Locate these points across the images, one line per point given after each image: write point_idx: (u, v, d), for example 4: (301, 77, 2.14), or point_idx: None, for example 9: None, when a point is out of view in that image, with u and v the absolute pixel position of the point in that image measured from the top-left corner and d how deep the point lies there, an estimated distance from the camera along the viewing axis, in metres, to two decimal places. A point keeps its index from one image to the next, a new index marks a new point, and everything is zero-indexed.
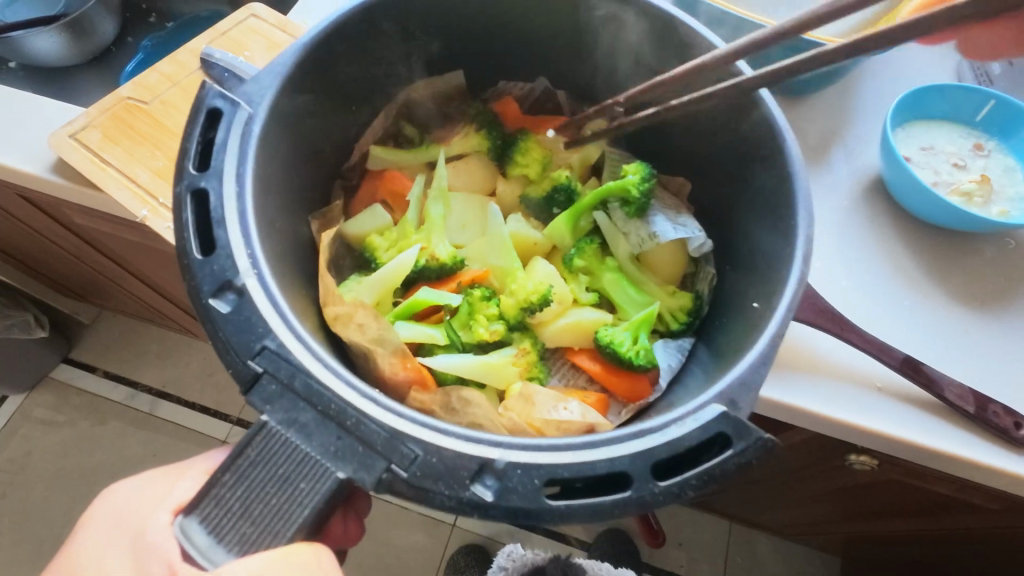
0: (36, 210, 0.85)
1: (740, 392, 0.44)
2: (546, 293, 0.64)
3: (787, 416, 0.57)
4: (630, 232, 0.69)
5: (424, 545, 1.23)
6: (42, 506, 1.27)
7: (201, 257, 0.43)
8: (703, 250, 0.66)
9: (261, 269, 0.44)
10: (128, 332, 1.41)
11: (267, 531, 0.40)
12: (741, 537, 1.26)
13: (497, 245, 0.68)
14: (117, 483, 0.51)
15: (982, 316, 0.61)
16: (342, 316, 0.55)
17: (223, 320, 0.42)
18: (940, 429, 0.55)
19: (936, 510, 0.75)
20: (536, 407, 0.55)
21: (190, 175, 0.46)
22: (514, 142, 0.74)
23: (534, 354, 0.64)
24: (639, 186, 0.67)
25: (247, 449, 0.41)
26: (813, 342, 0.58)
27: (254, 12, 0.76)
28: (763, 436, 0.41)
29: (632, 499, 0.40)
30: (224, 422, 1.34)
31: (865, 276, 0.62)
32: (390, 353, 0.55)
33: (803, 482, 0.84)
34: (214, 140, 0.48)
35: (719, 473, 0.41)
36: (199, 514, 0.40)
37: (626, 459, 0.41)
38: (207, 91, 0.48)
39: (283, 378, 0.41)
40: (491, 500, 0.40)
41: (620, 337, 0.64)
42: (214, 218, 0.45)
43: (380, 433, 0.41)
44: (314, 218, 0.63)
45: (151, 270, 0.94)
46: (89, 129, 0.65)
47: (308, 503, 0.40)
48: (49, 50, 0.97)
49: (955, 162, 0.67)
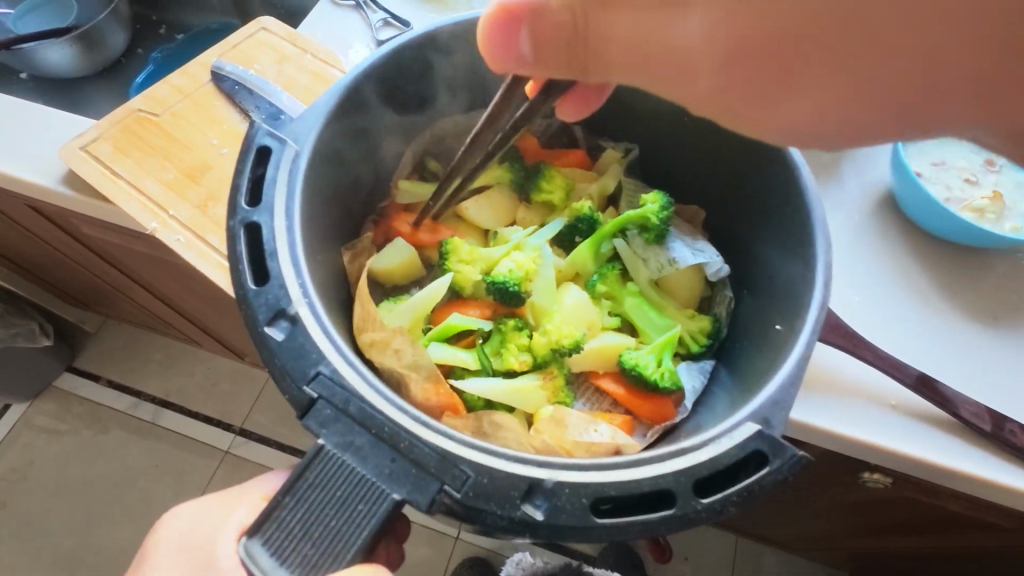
0: (45, 220, 0.85)
1: (772, 411, 0.45)
2: (578, 341, 0.63)
3: (798, 433, 0.56)
4: (650, 258, 0.70)
5: (426, 557, 1.22)
6: (43, 515, 1.26)
7: (256, 286, 0.45)
8: (720, 275, 0.68)
9: (312, 297, 0.45)
10: (133, 341, 1.41)
11: (326, 553, 0.39)
12: (748, 551, 1.25)
13: (544, 284, 0.67)
14: (177, 507, 0.53)
15: (996, 332, 0.61)
16: (379, 342, 0.55)
17: (278, 347, 0.43)
18: (955, 448, 0.54)
19: (947, 528, 0.74)
20: (567, 429, 0.55)
21: (243, 210, 0.48)
22: (536, 170, 0.73)
23: (560, 378, 0.63)
24: (658, 214, 0.68)
25: (307, 472, 0.41)
26: (831, 360, 0.58)
27: (265, 25, 0.77)
28: (799, 453, 0.42)
29: (677, 516, 0.41)
30: (227, 432, 1.33)
31: (878, 293, 0.62)
32: (423, 379, 0.55)
33: (812, 498, 0.83)
34: (263, 176, 0.50)
35: (759, 488, 0.42)
36: (262, 536, 0.40)
37: (670, 476, 0.42)
38: (256, 131, 0.52)
39: (338, 403, 0.42)
40: (541, 519, 0.40)
41: (645, 359, 0.63)
42: (267, 250, 0.47)
43: (432, 455, 0.41)
44: (345, 250, 0.63)
45: (158, 280, 0.94)
46: (100, 141, 0.66)
47: (366, 524, 0.40)
48: (60, 62, 0.97)
49: (966, 177, 0.67)
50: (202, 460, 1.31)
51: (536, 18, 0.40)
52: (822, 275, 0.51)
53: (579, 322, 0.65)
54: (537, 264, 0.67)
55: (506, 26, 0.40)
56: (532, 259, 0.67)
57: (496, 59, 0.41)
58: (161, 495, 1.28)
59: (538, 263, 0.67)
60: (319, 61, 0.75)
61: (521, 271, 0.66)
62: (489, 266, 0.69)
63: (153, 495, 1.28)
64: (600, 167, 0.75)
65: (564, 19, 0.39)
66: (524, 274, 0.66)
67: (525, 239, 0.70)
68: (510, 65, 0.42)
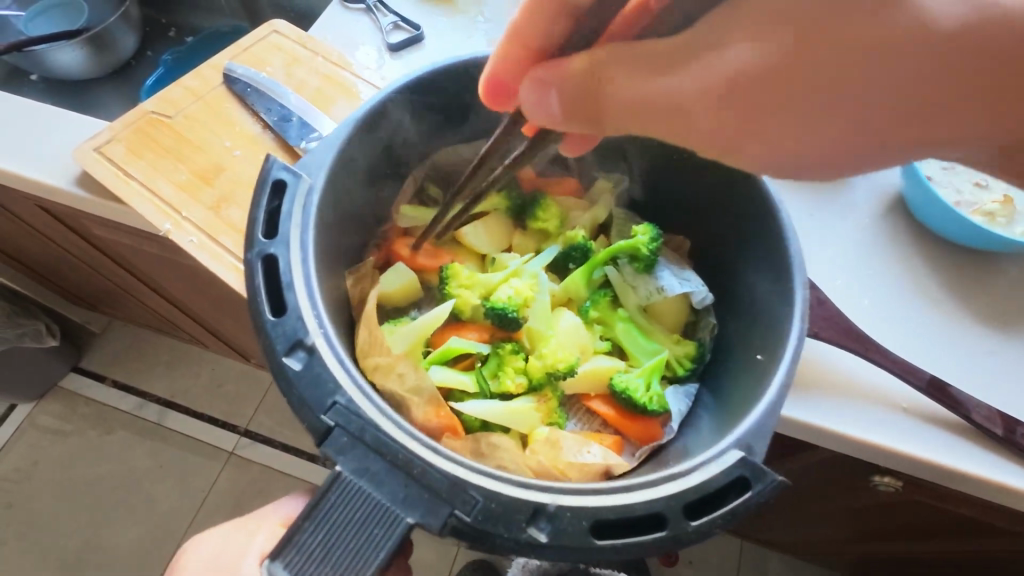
0: (56, 221, 0.85)
1: (755, 438, 0.46)
2: (573, 365, 0.63)
3: (807, 435, 0.56)
4: (639, 285, 0.70)
5: (431, 559, 1.22)
6: (49, 515, 1.26)
7: (274, 317, 0.45)
8: (705, 303, 0.67)
9: (328, 328, 0.46)
10: (139, 341, 1.42)
11: (348, 574, 0.39)
12: (752, 555, 1.25)
13: (540, 309, 0.68)
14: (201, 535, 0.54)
15: (1007, 337, 0.61)
16: (383, 366, 0.55)
17: (296, 377, 0.44)
18: (969, 452, 0.54)
19: (956, 533, 0.74)
20: (563, 450, 0.55)
21: (260, 242, 0.49)
22: (531, 201, 0.73)
23: (554, 402, 0.63)
24: (648, 245, 0.67)
25: (326, 496, 0.41)
26: (841, 362, 0.58)
27: (278, 28, 0.77)
28: (778, 478, 0.43)
29: (668, 538, 0.42)
30: (232, 433, 1.33)
31: (890, 297, 0.62)
32: (426, 402, 0.55)
33: (819, 502, 0.83)
34: (279, 210, 0.50)
35: (742, 511, 0.43)
36: (284, 559, 0.39)
37: (662, 500, 0.42)
38: (272, 165, 0.52)
39: (354, 431, 0.42)
40: (545, 540, 0.41)
41: (635, 383, 0.63)
42: (283, 282, 0.47)
43: (445, 481, 0.41)
44: (349, 274, 0.62)
45: (166, 282, 0.94)
46: (114, 142, 0.66)
47: (384, 544, 0.40)
48: (71, 63, 0.98)
49: (976, 181, 0.67)
50: (207, 462, 1.31)
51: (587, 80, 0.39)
52: (800, 308, 0.52)
53: (573, 346, 0.66)
54: (534, 291, 0.67)
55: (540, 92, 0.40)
56: (530, 286, 0.67)
57: (526, 115, 0.41)
58: (166, 496, 1.28)
59: (535, 290, 0.68)
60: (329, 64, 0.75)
61: (520, 297, 0.66)
62: (488, 290, 0.69)
63: (158, 496, 1.28)
64: (592, 196, 0.75)
65: (587, 75, 0.39)
66: (523, 301, 0.66)
67: (522, 266, 0.70)
68: (540, 120, 0.41)
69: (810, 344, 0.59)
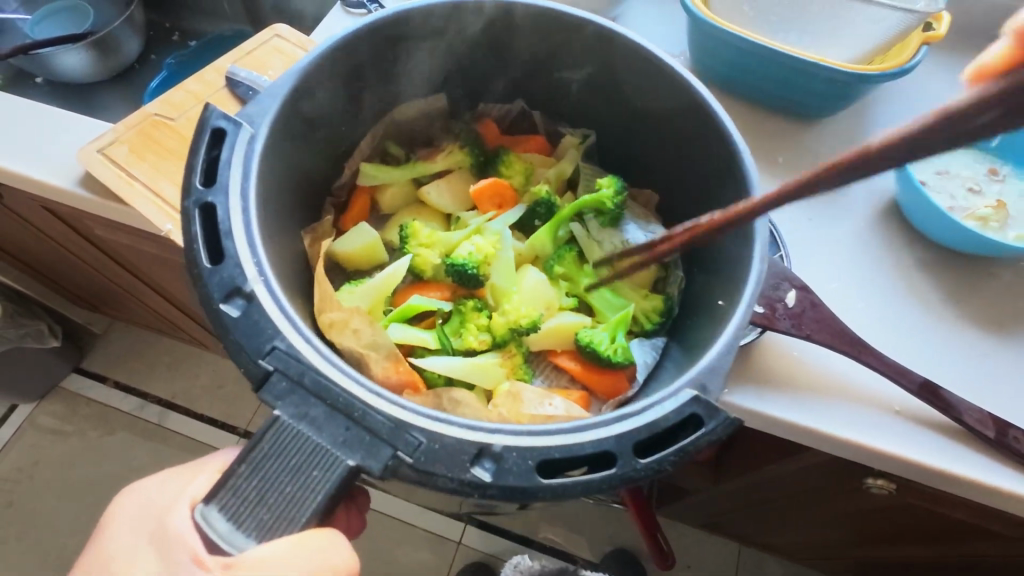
0: (60, 223, 0.87)
1: (710, 377, 0.46)
2: (536, 321, 0.66)
3: (803, 438, 0.56)
4: (604, 241, 0.72)
5: (431, 562, 1.22)
6: (49, 515, 1.27)
7: (211, 265, 0.45)
8: (672, 253, 0.69)
9: (268, 276, 0.45)
10: (140, 343, 1.42)
11: (281, 518, 0.40)
12: (752, 560, 1.25)
13: (503, 266, 0.69)
14: (133, 485, 0.49)
15: (1001, 341, 0.61)
16: (338, 323, 0.57)
17: (233, 324, 0.43)
18: (960, 454, 0.54)
19: (952, 537, 0.74)
20: (524, 403, 0.56)
21: (198, 190, 0.47)
22: (495, 157, 0.76)
23: (519, 357, 0.66)
24: (613, 199, 0.70)
25: (261, 441, 0.41)
26: (832, 364, 0.58)
27: (279, 32, 0.78)
28: (733, 416, 0.44)
29: (618, 475, 0.42)
30: (231, 434, 1.34)
31: (884, 301, 0.62)
32: (383, 357, 0.57)
33: (816, 505, 0.83)
34: (219, 158, 0.49)
35: (694, 449, 0.44)
36: (218, 502, 0.40)
37: (611, 440, 0.43)
38: (211, 112, 0.50)
39: (293, 375, 0.42)
40: (488, 480, 0.41)
41: (599, 337, 0.65)
42: (222, 229, 0.46)
43: (386, 423, 0.42)
44: (307, 233, 0.64)
45: (168, 283, 0.95)
46: (117, 143, 0.67)
47: (320, 490, 0.40)
48: (75, 67, 0.99)
49: (971, 186, 0.68)
50: None
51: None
52: (760, 248, 0.51)
53: (537, 303, 0.68)
54: (496, 248, 0.69)
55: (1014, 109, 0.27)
56: (492, 243, 0.69)
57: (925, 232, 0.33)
58: None
59: (497, 247, 0.69)
60: None
61: (481, 254, 0.68)
62: (448, 249, 0.71)
63: None
64: (559, 153, 0.77)
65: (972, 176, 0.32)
66: (483, 257, 0.68)
67: (485, 224, 0.72)
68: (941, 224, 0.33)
69: (802, 346, 0.59)
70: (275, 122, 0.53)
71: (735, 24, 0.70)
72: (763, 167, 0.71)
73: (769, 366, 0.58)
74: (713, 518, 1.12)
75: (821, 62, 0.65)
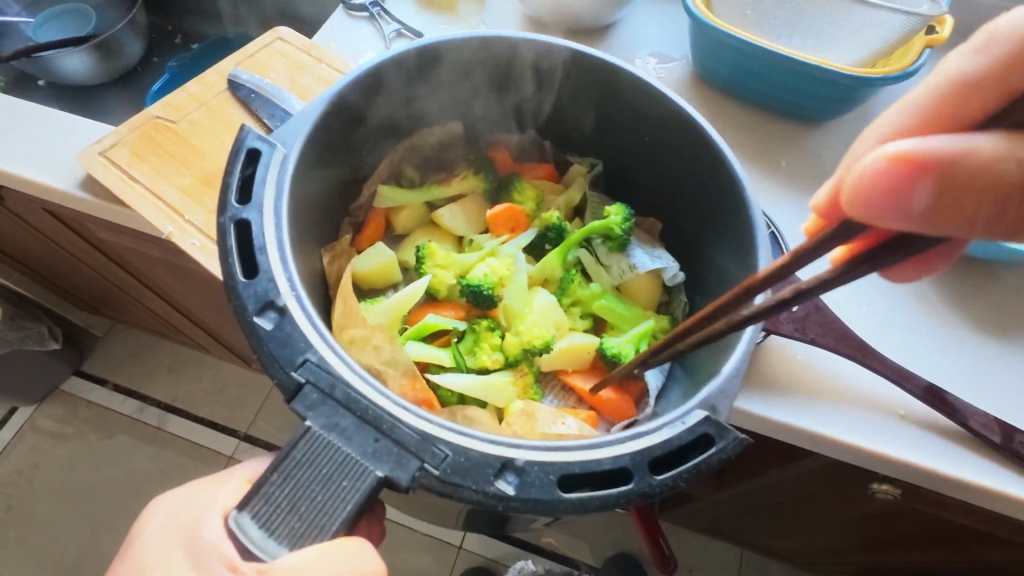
0: (61, 225, 0.86)
1: (720, 398, 0.46)
2: (549, 342, 0.65)
3: (811, 443, 0.56)
4: (612, 265, 0.72)
5: (430, 566, 1.21)
6: (48, 518, 1.26)
7: (245, 280, 0.44)
8: (676, 279, 0.70)
9: (301, 291, 0.45)
10: (140, 345, 1.42)
11: (312, 526, 0.39)
12: (753, 564, 1.24)
13: (516, 288, 0.70)
14: (164, 496, 0.48)
15: (1006, 345, 0.61)
16: (359, 339, 0.56)
17: (266, 337, 0.43)
18: (967, 459, 0.54)
19: (956, 542, 0.74)
20: (538, 422, 0.56)
21: (233, 207, 0.47)
22: (507, 183, 0.76)
23: (531, 376, 0.66)
24: (621, 225, 0.69)
25: (294, 449, 0.40)
26: (839, 368, 0.58)
27: (282, 35, 0.78)
28: (742, 436, 0.43)
29: (634, 490, 0.42)
30: (231, 438, 1.34)
31: (890, 305, 0.62)
32: (401, 375, 0.57)
33: (819, 510, 0.83)
34: (253, 177, 0.49)
35: (706, 467, 0.43)
36: (251, 509, 0.39)
37: (628, 456, 0.42)
38: (246, 133, 0.50)
39: (324, 387, 0.42)
40: (512, 493, 0.41)
41: (626, 349, 0.67)
42: (256, 244, 0.46)
43: (413, 435, 0.41)
44: (326, 251, 0.64)
45: (170, 286, 0.95)
46: (119, 146, 0.67)
47: (350, 499, 0.39)
48: (78, 70, 1.00)
49: None
50: (207, 466, 1.31)
51: (950, 179, 0.26)
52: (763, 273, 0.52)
53: (549, 323, 0.67)
54: (510, 270, 0.70)
55: (903, 180, 0.26)
56: (506, 265, 0.69)
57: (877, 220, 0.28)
58: None
59: (511, 269, 0.70)
60: (334, 71, 0.76)
61: (495, 276, 0.68)
62: (463, 270, 0.71)
63: None
64: (567, 180, 0.77)
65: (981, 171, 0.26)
66: (498, 279, 0.68)
67: (498, 247, 0.72)
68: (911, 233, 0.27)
69: (807, 350, 0.59)
70: (305, 143, 0.53)
71: (738, 28, 0.70)
72: (766, 171, 0.71)
73: (773, 370, 0.57)
74: (715, 523, 1.11)
75: (824, 65, 0.65)
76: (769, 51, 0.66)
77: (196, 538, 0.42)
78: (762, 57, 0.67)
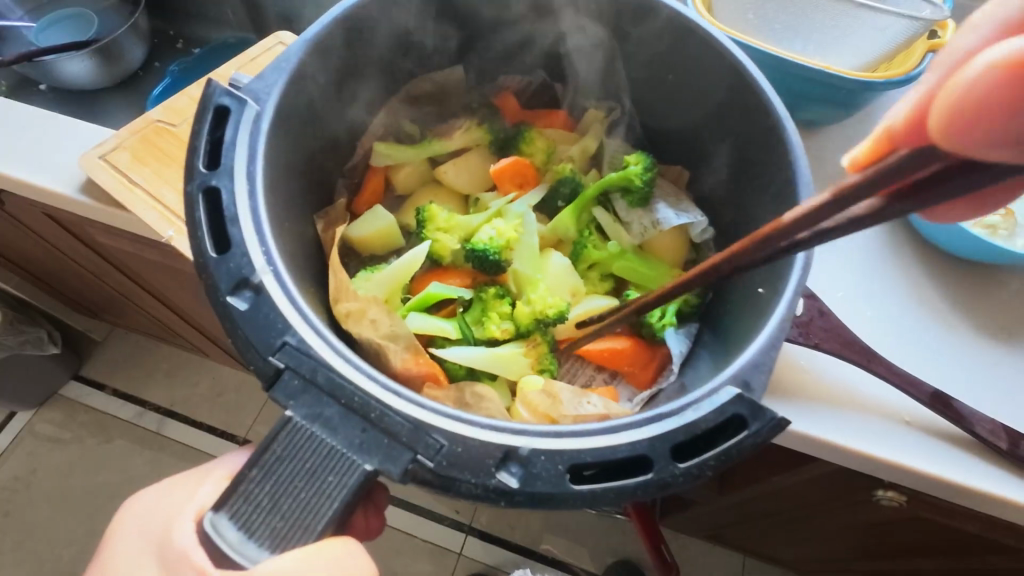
0: (61, 228, 0.86)
1: (754, 373, 0.44)
2: (563, 310, 0.65)
3: (814, 450, 0.56)
4: (632, 222, 0.72)
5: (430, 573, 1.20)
6: (45, 524, 1.25)
7: (217, 254, 0.44)
8: (704, 235, 0.70)
9: (277, 266, 0.44)
10: (139, 350, 1.42)
11: (295, 526, 0.39)
12: (755, 570, 1.23)
13: (526, 252, 0.69)
14: (139, 491, 0.48)
15: (1010, 349, 0.61)
16: (354, 312, 0.56)
17: (241, 317, 0.42)
18: (973, 467, 0.53)
19: (962, 550, 0.73)
20: (562, 403, 0.55)
21: (201, 173, 0.46)
22: (515, 135, 0.76)
23: (544, 347, 0.65)
24: (642, 175, 0.70)
25: (273, 444, 0.40)
26: (845, 374, 0.57)
27: (283, 39, 0.78)
28: (778, 417, 0.42)
29: (653, 481, 0.41)
30: (230, 442, 1.33)
31: (894, 310, 0.62)
32: (403, 349, 0.56)
33: (823, 517, 0.82)
34: (224, 138, 0.48)
35: (736, 452, 0.42)
36: (229, 509, 0.39)
37: (647, 441, 0.42)
38: (214, 88, 0.48)
39: (305, 373, 0.41)
40: (516, 486, 0.40)
41: (651, 306, 0.67)
42: (227, 216, 0.45)
43: (405, 424, 0.41)
44: (319, 217, 0.64)
45: (168, 290, 0.95)
46: (118, 149, 0.66)
47: (336, 496, 0.39)
48: (80, 73, 0.99)
49: None
50: None
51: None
52: None
53: (563, 290, 0.68)
54: (518, 233, 0.69)
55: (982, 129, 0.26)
56: (513, 227, 0.69)
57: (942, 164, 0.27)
58: None
59: (519, 231, 0.69)
60: None
61: (502, 239, 0.68)
62: (468, 233, 0.71)
63: None
64: (583, 128, 0.78)
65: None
66: (504, 242, 0.68)
67: (505, 207, 0.72)
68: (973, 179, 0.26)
69: (809, 354, 0.58)
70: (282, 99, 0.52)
71: (739, 32, 0.70)
72: None
73: (779, 376, 0.57)
74: (717, 530, 1.11)
75: (824, 69, 0.65)
76: (772, 54, 0.66)
77: (166, 544, 0.42)
78: (766, 60, 0.67)
